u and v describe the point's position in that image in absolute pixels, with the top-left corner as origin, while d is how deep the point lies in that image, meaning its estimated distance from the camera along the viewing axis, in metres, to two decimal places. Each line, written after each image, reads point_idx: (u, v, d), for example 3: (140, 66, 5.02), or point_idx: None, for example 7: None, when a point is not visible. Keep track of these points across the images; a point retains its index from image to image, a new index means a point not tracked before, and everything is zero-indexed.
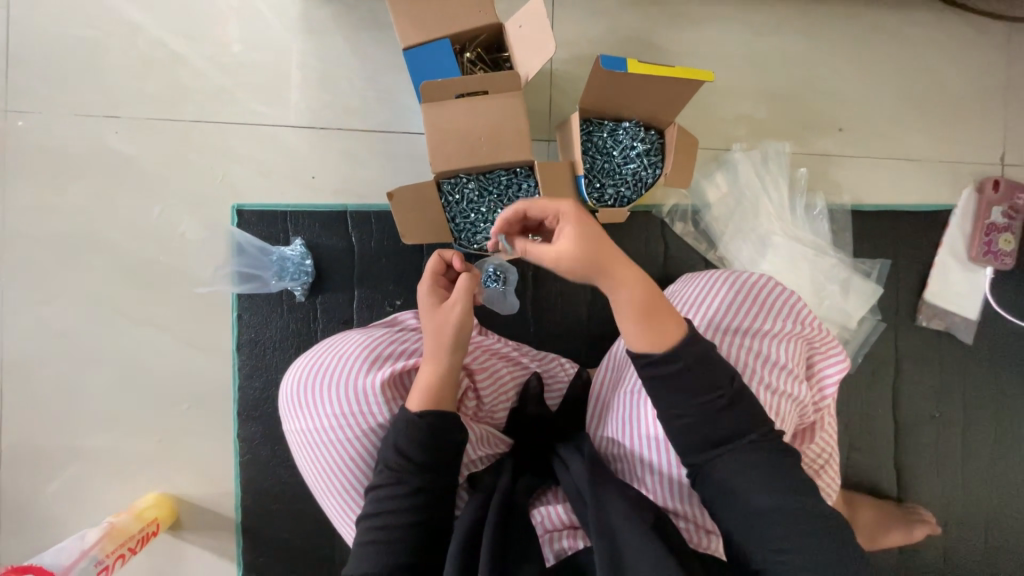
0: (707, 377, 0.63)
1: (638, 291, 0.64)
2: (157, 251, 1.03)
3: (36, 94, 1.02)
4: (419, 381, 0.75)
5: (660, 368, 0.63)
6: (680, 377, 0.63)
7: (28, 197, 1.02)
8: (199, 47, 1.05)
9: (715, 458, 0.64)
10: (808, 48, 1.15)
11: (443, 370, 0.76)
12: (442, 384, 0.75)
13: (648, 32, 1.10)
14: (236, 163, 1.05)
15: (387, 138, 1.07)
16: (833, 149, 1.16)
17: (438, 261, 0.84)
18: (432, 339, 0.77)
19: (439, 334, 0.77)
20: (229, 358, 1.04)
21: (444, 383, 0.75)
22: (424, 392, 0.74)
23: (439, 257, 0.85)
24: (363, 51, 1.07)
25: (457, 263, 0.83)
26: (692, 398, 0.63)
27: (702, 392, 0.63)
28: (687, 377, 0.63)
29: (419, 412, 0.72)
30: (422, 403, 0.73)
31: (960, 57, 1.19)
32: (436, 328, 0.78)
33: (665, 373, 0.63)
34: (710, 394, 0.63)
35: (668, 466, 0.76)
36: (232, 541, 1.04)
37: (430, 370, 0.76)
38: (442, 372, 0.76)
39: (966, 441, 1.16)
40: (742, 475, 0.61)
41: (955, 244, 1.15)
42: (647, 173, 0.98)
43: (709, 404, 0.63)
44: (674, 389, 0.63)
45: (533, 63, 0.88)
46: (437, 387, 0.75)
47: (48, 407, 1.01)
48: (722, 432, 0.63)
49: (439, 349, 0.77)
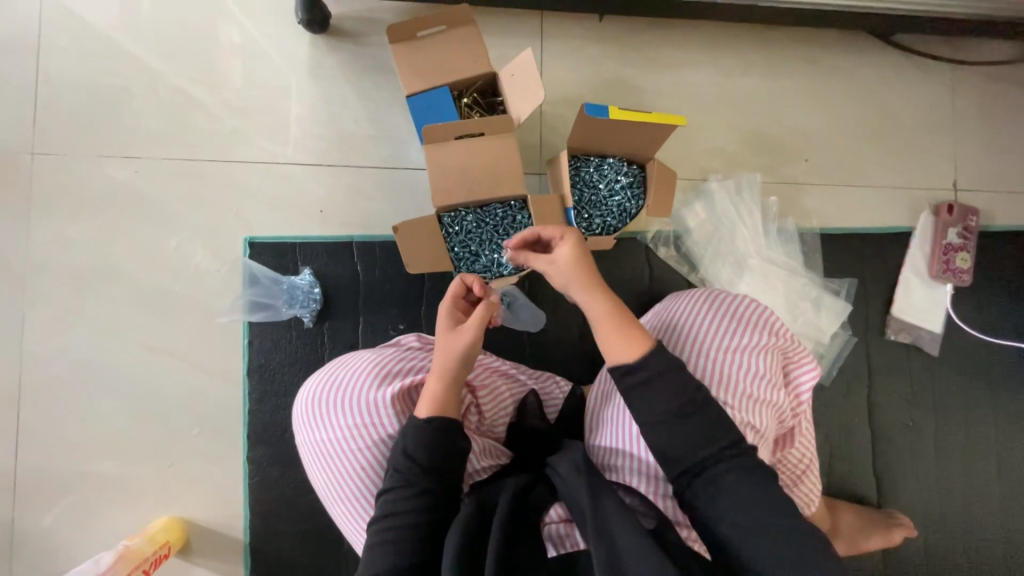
0: (676, 387, 0.74)
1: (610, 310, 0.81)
2: (172, 282, 1.09)
3: (61, 137, 1.09)
4: (425, 392, 0.82)
5: (633, 375, 0.74)
6: (653, 386, 0.74)
7: (49, 233, 1.08)
8: (215, 93, 1.13)
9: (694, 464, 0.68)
10: (773, 88, 1.27)
11: (448, 383, 0.82)
12: (448, 395, 0.81)
13: (628, 75, 1.21)
14: (249, 199, 1.12)
15: (390, 173, 1.15)
16: (800, 178, 1.26)
17: (460, 284, 0.91)
18: (443, 353, 0.84)
19: (450, 350, 0.84)
20: (239, 383, 1.09)
21: (449, 395, 0.82)
22: (431, 402, 0.81)
23: (461, 281, 0.92)
24: (368, 95, 1.16)
25: (477, 288, 0.89)
26: (666, 404, 0.73)
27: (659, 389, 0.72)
28: (659, 387, 0.74)
29: (426, 418, 0.79)
30: (427, 410, 0.80)
31: (911, 95, 1.31)
32: (447, 344, 0.84)
33: (641, 379, 0.74)
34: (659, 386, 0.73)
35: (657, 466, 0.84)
36: (240, 563, 1.06)
37: (437, 382, 0.82)
38: (448, 385, 0.82)
39: (938, 448, 1.23)
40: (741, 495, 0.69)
41: (917, 263, 1.25)
42: (630, 205, 1.07)
43: (681, 411, 0.73)
44: (651, 396, 0.74)
45: (525, 109, 0.97)
46: (443, 398, 0.81)
47: (63, 433, 1.05)
48: (698, 437, 0.72)
49: (448, 363, 0.83)
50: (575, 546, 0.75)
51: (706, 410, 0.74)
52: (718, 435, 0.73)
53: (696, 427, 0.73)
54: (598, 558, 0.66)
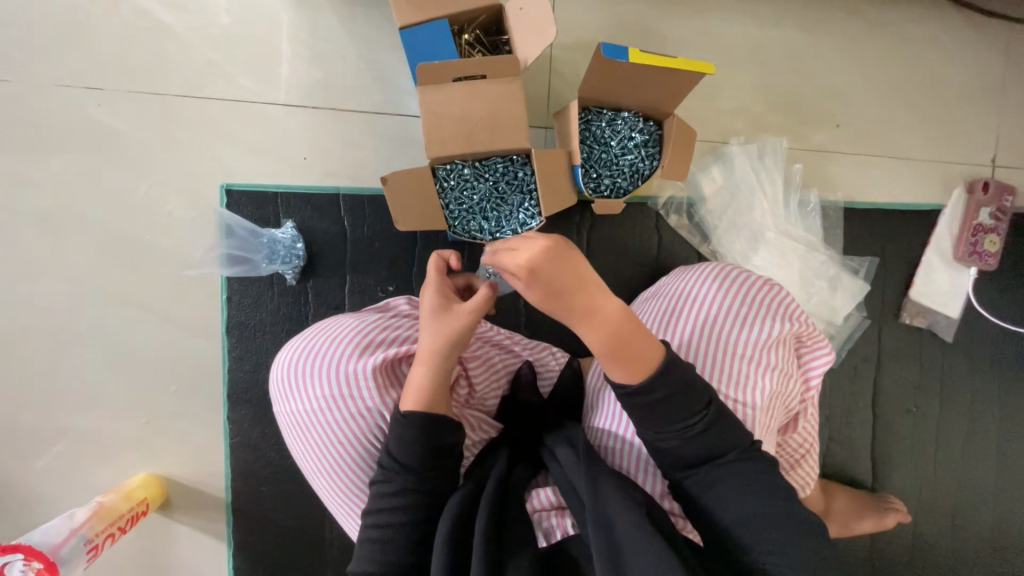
0: (688, 402, 0.66)
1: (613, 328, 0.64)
2: (143, 230, 1.01)
3: (12, 62, 0.98)
4: (413, 382, 0.76)
5: (644, 398, 0.65)
6: (665, 405, 0.65)
7: (8, 171, 0.98)
8: (185, 18, 1.01)
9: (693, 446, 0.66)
10: (809, 41, 1.14)
11: (436, 371, 0.76)
12: (437, 388, 0.76)
13: (650, 18, 1.08)
14: (226, 142, 1.02)
15: (381, 120, 1.05)
16: (829, 146, 1.16)
17: (438, 260, 0.84)
18: (432, 341, 0.76)
19: (442, 340, 0.76)
20: (218, 340, 1.03)
21: (437, 386, 0.76)
22: (419, 394, 0.75)
23: (438, 257, 0.85)
24: (359, 29, 1.04)
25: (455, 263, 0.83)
26: (670, 425, 0.66)
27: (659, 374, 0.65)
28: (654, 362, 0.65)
29: (406, 412, 0.74)
30: (413, 402, 0.75)
31: (959, 56, 1.19)
32: (438, 333, 0.77)
33: (649, 403, 0.65)
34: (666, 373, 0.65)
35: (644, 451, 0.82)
36: (222, 521, 1.04)
37: (423, 371, 0.76)
38: (437, 376, 0.76)
39: (940, 435, 1.20)
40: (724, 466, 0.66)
41: (942, 243, 1.17)
42: (643, 165, 0.98)
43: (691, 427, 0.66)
44: (659, 417, 0.66)
45: (532, 49, 0.86)
46: (431, 390, 0.75)
47: (32, 385, 1.00)
48: (685, 404, 0.66)
49: (436, 353, 0.76)
50: (564, 532, 0.71)
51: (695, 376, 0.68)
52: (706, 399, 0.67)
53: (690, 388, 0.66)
54: (599, 554, 0.60)
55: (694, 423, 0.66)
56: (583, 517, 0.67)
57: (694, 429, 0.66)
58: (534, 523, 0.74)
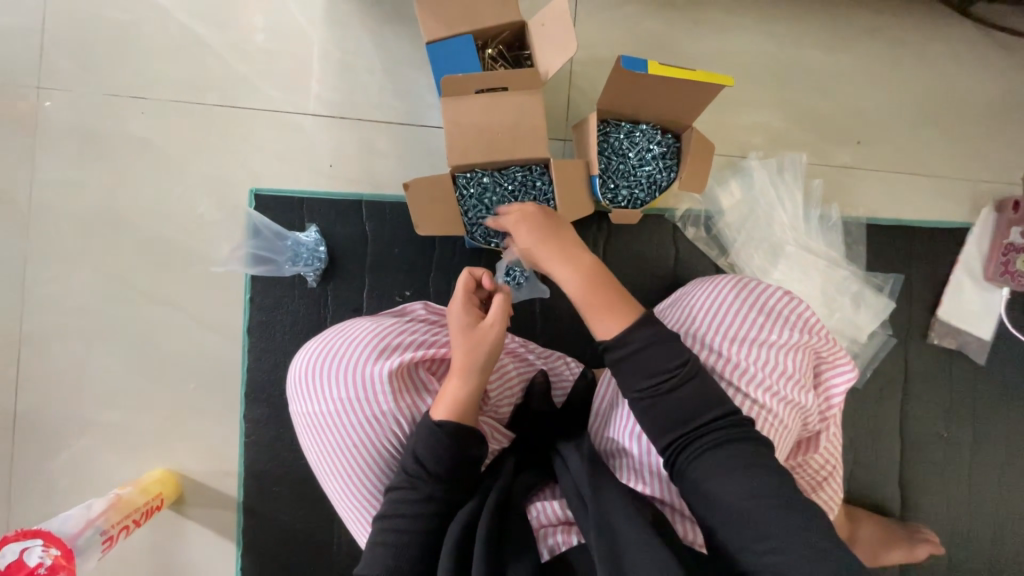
0: (661, 358, 0.68)
1: (586, 277, 0.77)
2: (175, 231, 1.06)
3: (68, 74, 1.05)
4: (445, 393, 0.77)
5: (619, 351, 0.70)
6: (638, 357, 0.69)
7: (55, 173, 1.04)
8: (226, 35, 1.07)
9: (694, 454, 0.65)
10: (827, 59, 1.15)
11: (470, 387, 0.77)
12: (468, 399, 0.76)
13: (669, 36, 1.11)
14: (257, 150, 1.07)
15: (405, 131, 1.09)
16: (850, 162, 1.15)
17: (468, 277, 0.84)
18: (464, 355, 0.78)
19: (472, 353, 0.78)
20: (239, 339, 1.06)
21: (469, 399, 0.76)
22: (449, 405, 0.76)
23: (469, 274, 0.85)
24: (388, 45, 1.09)
25: (487, 281, 0.83)
26: (646, 380, 0.68)
27: (654, 375, 0.68)
28: (643, 359, 0.69)
29: (439, 422, 0.74)
30: (445, 413, 0.75)
31: (985, 74, 1.18)
32: (470, 346, 0.78)
33: (624, 354, 0.69)
34: (661, 375, 0.68)
35: (651, 452, 0.78)
36: (232, 521, 1.05)
37: (456, 385, 0.77)
38: (469, 389, 0.77)
39: (974, 463, 1.14)
40: (726, 474, 0.62)
41: (970, 262, 1.14)
42: (661, 176, 0.98)
43: (666, 386, 0.67)
44: (633, 371, 0.69)
45: (553, 62, 0.89)
46: (464, 402, 0.76)
47: (60, 379, 1.04)
48: (688, 413, 0.66)
49: (469, 367, 0.77)
50: (567, 543, 0.69)
51: (694, 382, 0.68)
52: (703, 408, 0.67)
53: (683, 397, 0.67)
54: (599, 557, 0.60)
55: (693, 432, 0.66)
56: (585, 525, 0.65)
57: (694, 438, 0.65)
58: (538, 539, 0.70)
